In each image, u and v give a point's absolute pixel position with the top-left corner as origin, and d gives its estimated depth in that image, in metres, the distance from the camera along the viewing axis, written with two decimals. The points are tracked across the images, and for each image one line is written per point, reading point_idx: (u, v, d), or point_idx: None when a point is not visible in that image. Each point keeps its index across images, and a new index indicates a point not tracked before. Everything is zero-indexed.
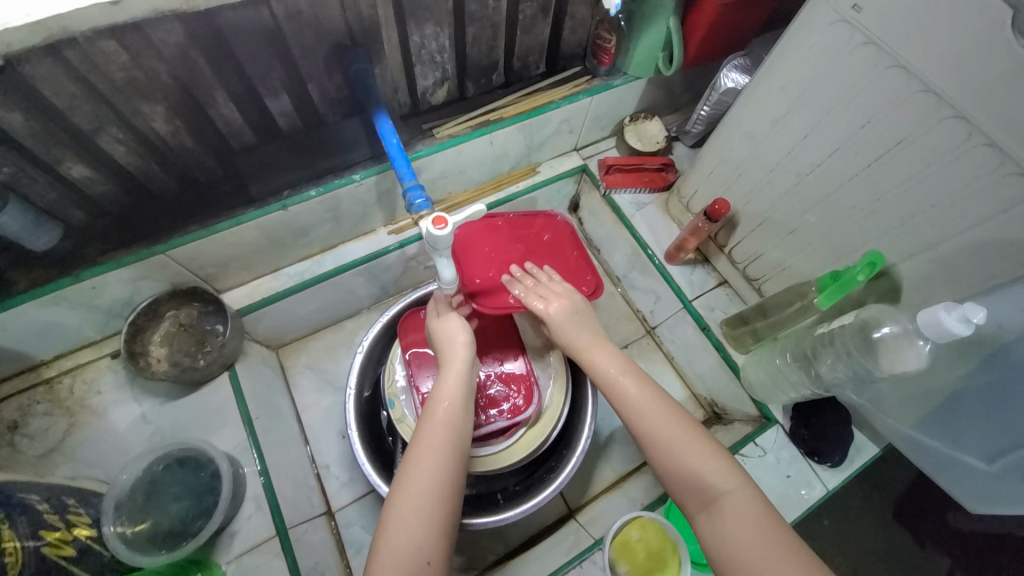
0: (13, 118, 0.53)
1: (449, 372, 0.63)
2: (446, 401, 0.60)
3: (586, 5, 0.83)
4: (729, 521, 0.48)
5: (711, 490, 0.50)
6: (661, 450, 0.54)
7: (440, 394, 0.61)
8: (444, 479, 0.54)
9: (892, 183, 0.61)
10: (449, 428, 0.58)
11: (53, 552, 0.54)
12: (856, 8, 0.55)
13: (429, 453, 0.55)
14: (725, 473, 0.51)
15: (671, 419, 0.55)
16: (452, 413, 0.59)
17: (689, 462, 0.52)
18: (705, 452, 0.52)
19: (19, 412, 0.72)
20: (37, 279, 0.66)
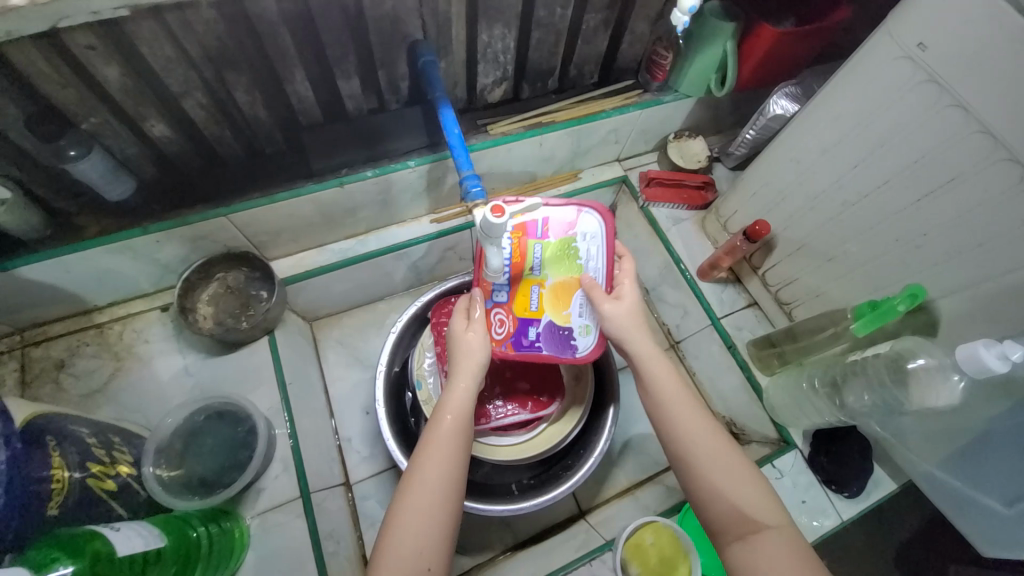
0: (111, 73, 0.57)
1: (457, 385, 0.61)
2: (453, 415, 0.58)
3: (647, 22, 0.85)
4: (767, 556, 0.49)
5: (752, 524, 0.51)
6: (698, 469, 0.54)
7: (449, 405, 0.59)
8: (449, 493, 0.54)
9: (940, 220, 0.62)
10: (457, 445, 0.56)
11: (97, 484, 0.56)
12: (921, 46, 0.56)
13: (439, 469, 0.54)
14: (763, 505, 0.52)
15: (715, 439, 0.55)
16: (459, 429, 0.58)
17: (728, 488, 0.53)
18: (747, 477, 0.53)
19: (69, 352, 0.75)
20: (106, 227, 0.70)
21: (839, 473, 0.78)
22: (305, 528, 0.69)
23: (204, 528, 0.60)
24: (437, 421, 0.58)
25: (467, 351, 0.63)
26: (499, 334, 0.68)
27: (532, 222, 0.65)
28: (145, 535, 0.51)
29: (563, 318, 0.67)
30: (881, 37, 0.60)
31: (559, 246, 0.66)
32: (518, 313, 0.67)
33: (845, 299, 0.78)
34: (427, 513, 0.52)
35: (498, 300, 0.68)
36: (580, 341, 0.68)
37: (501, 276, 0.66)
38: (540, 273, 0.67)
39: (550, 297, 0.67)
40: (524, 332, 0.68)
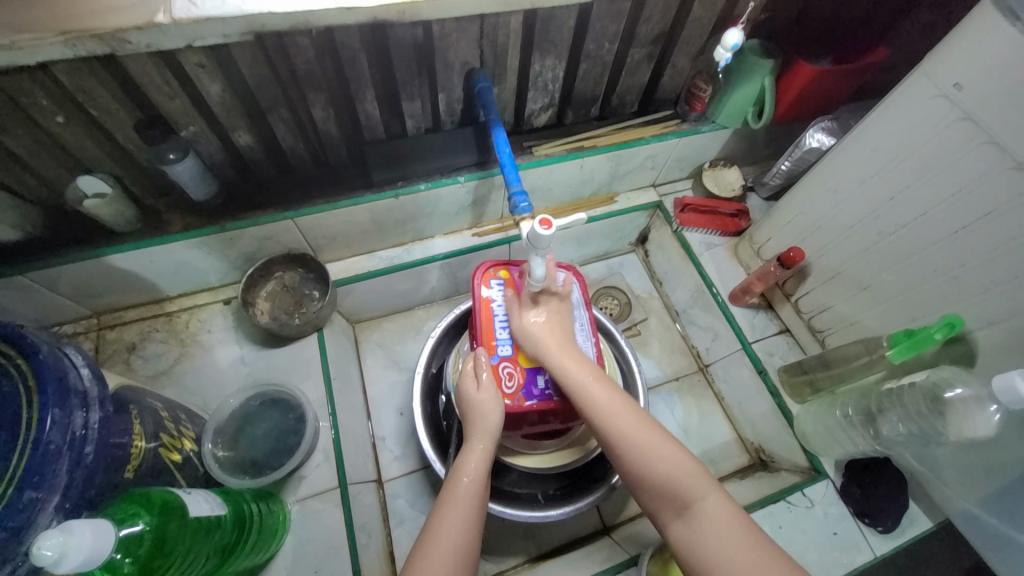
0: (213, 88, 0.65)
1: (474, 447, 0.65)
2: (469, 475, 0.62)
3: (688, 57, 0.90)
4: (706, 522, 0.52)
5: (687, 494, 0.54)
6: (627, 452, 0.58)
7: (464, 468, 0.63)
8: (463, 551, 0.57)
9: (978, 253, 0.63)
10: (470, 501, 0.60)
11: (166, 454, 0.60)
12: (956, 86, 0.59)
13: (452, 528, 0.57)
14: (694, 476, 0.55)
15: (634, 421, 0.60)
16: (477, 488, 0.61)
17: (654, 463, 0.57)
18: (665, 450, 0.57)
19: (140, 336, 0.82)
20: (188, 223, 0.77)
21: (873, 505, 0.77)
22: (342, 517, 0.72)
23: (255, 504, 0.65)
24: (455, 483, 0.62)
25: (484, 414, 0.66)
26: (509, 388, 0.71)
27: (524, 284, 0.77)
28: (210, 501, 0.56)
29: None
30: (919, 76, 0.63)
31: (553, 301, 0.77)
32: (523, 365, 0.72)
33: (881, 328, 0.79)
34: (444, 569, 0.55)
35: (503, 353, 0.73)
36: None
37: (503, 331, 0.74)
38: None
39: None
40: (532, 379, 0.71)
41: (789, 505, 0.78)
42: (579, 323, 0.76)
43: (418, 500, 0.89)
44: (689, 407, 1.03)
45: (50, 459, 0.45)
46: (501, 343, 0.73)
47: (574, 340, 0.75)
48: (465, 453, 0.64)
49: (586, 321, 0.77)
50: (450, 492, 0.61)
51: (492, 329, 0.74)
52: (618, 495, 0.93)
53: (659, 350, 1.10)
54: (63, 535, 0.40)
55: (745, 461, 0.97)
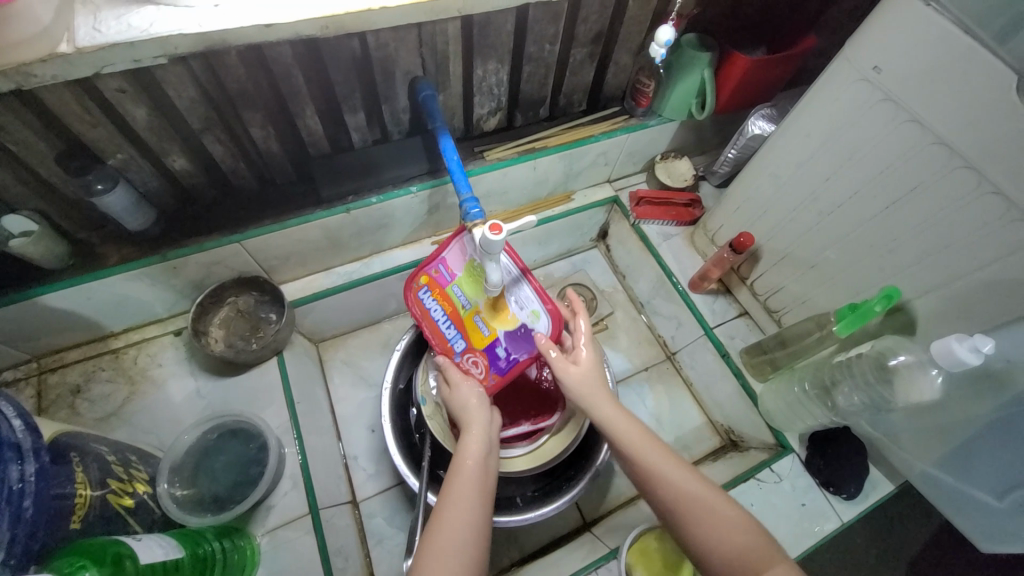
0: (138, 113, 0.62)
1: (474, 432, 0.64)
2: (474, 459, 0.61)
3: (629, 54, 0.92)
4: None
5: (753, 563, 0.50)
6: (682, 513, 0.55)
7: (468, 451, 0.61)
8: (473, 534, 0.54)
9: (909, 226, 0.67)
10: (475, 487, 0.58)
11: (115, 500, 0.57)
12: (876, 69, 0.62)
13: (459, 514, 0.55)
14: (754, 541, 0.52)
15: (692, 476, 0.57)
16: (481, 473, 0.60)
17: (722, 537, 0.52)
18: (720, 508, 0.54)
19: (84, 377, 0.78)
20: (127, 255, 0.74)
21: (835, 474, 0.80)
22: (315, 544, 0.70)
23: (218, 543, 0.62)
24: (460, 465, 0.60)
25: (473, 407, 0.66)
26: (480, 374, 0.73)
27: (444, 275, 0.75)
28: (164, 546, 0.53)
29: (515, 323, 0.72)
30: (842, 62, 0.66)
31: (467, 275, 0.73)
32: (480, 348, 0.73)
33: (830, 304, 0.82)
34: (453, 553, 0.52)
35: (461, 348, 0.74)
36: (538, 327, 0.71)
37: (448, 331, 0.75)
38: (471, 303, 0.73)
39: (490, 314, 0.72)
40: (495, 355, 0.72)
41: (759, 483, 0.80)
42: (505, 275, 0.72)
43: (396, 517, 0.87)
44: (660, 396, 1.05)
45: None
46: (452, 341, 0.74)
47: (506, 294, 0.72)
48: (466, 437, 0.63)
49: (511, 267, 0.72)
50: (454, 479, 0.59)
51: (440, 333, 0.75)
52: (597, 490, 0.94)
53: (627, 342, 1.11)
54: None
55: (716, 444, 0.99)
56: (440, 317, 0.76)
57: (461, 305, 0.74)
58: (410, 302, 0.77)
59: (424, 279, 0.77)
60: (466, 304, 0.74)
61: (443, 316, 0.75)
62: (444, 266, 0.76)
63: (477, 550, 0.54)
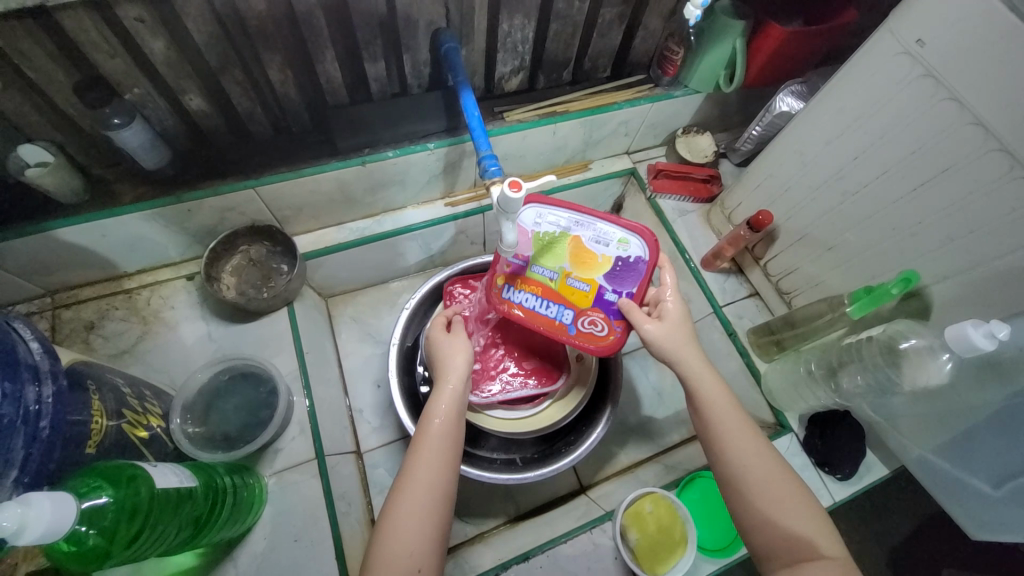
0: (157, 45, 0.61)
1: (446, 390, 0.62)
2: (443, 418, 0.59)
3: (660, 18, 0.88)
4: None
5: (803, 544, 0.51)
6: (746, 488, 0.55)
7: (439, 410, 0.60)
8: (439, 495, 0.54)
9: (935, 209, 0.65)
10: (443, 446, 0.57)
11: (130, 430, 0.59)
12: (919, 42, 0.59)
13: (427, 473, 0.55)
14: (811, 524, 0.53)
15: (767, 456, 0.56)
16: (448, 432, 0.59)
17: (781, 516, 0.53)
18: (785, 489, 0.54)
19: (98, 314, 0.79)
20: (142, 194, 0.73)
21: (832, 454, 0.80)
22: (320, 487, 0.72)
23: (229, 478, 0.64)
24: (426, 425, 0.59)
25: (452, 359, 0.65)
26: (603, 330, 0.69)
27: (517, 265, 0.70)
28: (179, 474, 0.55)
29: (608, 262, 0.68)
30: (884, 33, 0.63)
31: (539, 246, 0.69)
32: (590, 305, 0.69)
33: (843, 286, 0.82)
34: (419, 517, 0.53)
35: (570, 317, 0.70)
36: (633, 252, 0.67)
37: (549, 310, 0.70)
38: (557, 271, 0.69)
39: (579, 270, 0.69)
40: (607, 303, 0.69)
41: None
42: (570, 228, 0.68)
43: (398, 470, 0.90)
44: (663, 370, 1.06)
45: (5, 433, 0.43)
46: (558, 318, 0.70)
47: (583, 242, 0.68)
48: (437, 396, 0.62)
49: (572, 217, 0.68)
50: (421, 438, 0.58)
51: (542, 317, 0.71)
52: (595, 457, 0.96)
53: None
54: (20, 507, 0.39)
55: None
56: (534, 303, 0.70)
57: (548, 279, 0.69)
58: (496, 303, 0.72)
59: (500, 279, 0.72)
60: (554, 275, 0.69)
61: (536, 301, 0.70)
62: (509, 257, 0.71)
63: (441, 511, 0.54)
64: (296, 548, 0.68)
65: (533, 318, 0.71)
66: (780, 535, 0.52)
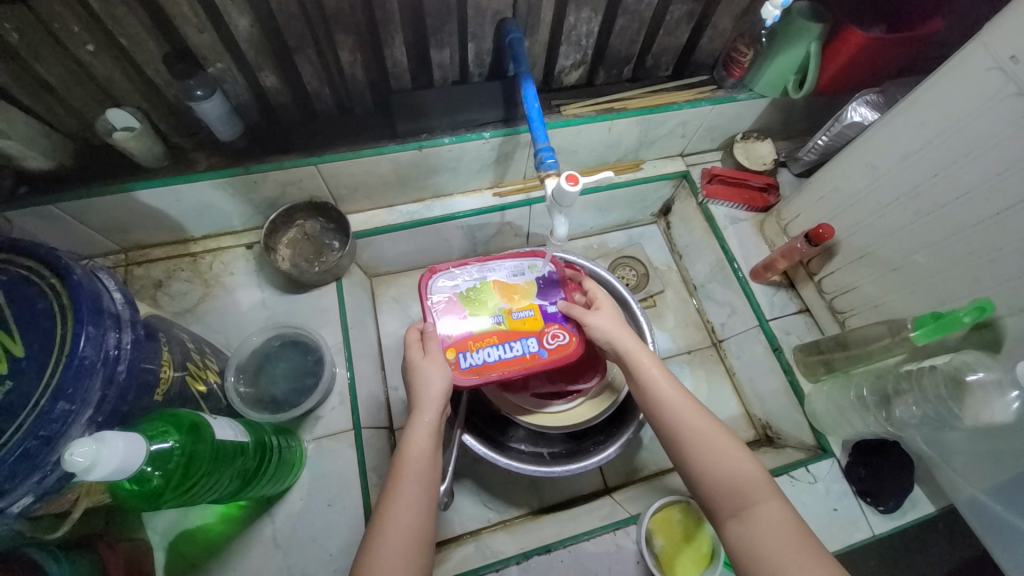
0: (241, 23, 0.64)
1: (423, 420, 0.61)
2: (417, 454, 0.58)
3: (731, 17, 0.85)
4: (762, 532, 0.49)
5: (745, 497, 0.52)
6: (686, 448, 0.56)
7: (414, 445, 0.59)
8: (420, 533, 0.53)
9: (1019, 235, 0.61)
10: (422, 482, 0.56)
11: (193, 384, 0.63)
12: (1013, 59, 0.55)
13: (408, 512, 0.54)
14: (752, 477, 0.53)
15: (701, 415, 0.58)
16: (425, 466, 0.58)
17: (720, 473, 0.54)
18: (724, 445, 0.56)
19: (165, 274, 0.85)
20: (214, 164, 0.78)
21: (876, 486, 0.77)
22: (354, 458, 0.74)
23: (275, 438, 0.68)
24: (403, 462, 0.57)
25: (429, 385, 0.64)
26: (567, 338, 0.74)
27: (460, 332, 0.73)
28: (234, 428, 0.59)
29: (531, 285, 0.78)
30: (974, 47, 0.59)
31: (467, 305, 0.76)
32: (543, 325, 0.75)
33: (906, 310, 0.77)
34: (398, 553, 0.51)
35: (536, 344, 0.73)
36: (544, 270, 0.80)
37: (514, 349, 0.73)
38: (498, 315, 0.75)
39: (513, 303, 0.77)
40: (553, 315, 0.76)
41: (792, 479, 0.79)
42: (486, 279, 0.79)
43: None
44: (699, 380, 1.03)
45: (86, 374, 0.47)
46: (526, 350, 0.73)
47: (502, 283, 0.78)
48: (409, 431, 0.60)
49: (482, 271, 0.79)
50: (398, 474, 0.57)
51: (514, 359, 0.73)
52: (622, 459, 0.95)
53: (674, 323, 1.09)
54: (95, 444, 0.42)
55: (751, 436, 0.97)
56: (497, 351, 0.73)
57: (494, 325, 0.74)
58: (463, 374, 0.71)
59: (450, 354, 0.72)
60: (498, 319, 0.75)
61: (498, 349, 0.73)
62: (448, 328, 0.73)
63: (421, 559, 0.52)
64: (328, 512, 0.71)
65: (504, 358, 0.73)
66: (721, 488, 0.53)
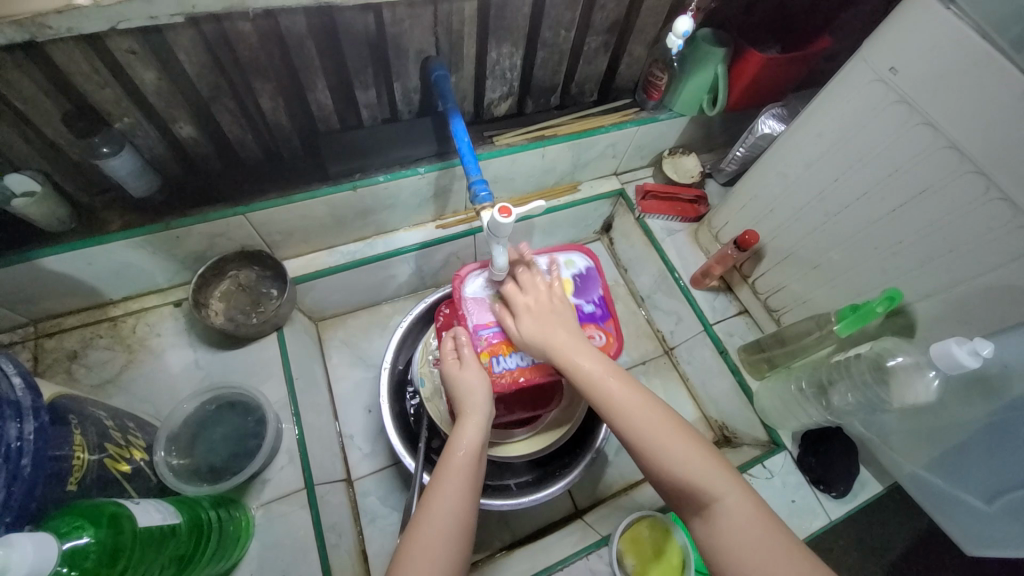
0: (149, 77, 0.61)
1: (471, 423, 0.62)
2: (465, 453, 0.59)
3: (644, 45, 0.91)
4: (728, 526, 0.49)
5: (706, 492, 0.51)
6: (646, 447, 0.54)
7: (463, 443, 0.60)
8: (458, 526, 0.54)
9: (914, 229, 0.67)
10: (468, 480, 0.57)
11: (113, 465, 0.58)
12: (892, 70, 0.62)
13: (448, 507, 0.54)
14: (711, 470, 0.52)
15: (653, 413, 0.56)
16: (469, 463, 0.59)
17: (679, 470, 0.52)
18: (679, 442, 0.54)
19: (81, 344, 0.78)
20: (129, 222, 0.73)
21: (827, 472, 0.80)
22: (309, 519, 0.70)
23: (215, 511, 0.63)
24: (449, 459, 0.59)
25: (472, 391, 0.64)
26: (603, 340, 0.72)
27: (492, 334, 0.71)
28: (162, 511, 0.54)
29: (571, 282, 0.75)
30: (857, 62, 0.66)
31: (501, 304, 0.73)
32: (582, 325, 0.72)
33: (830, 304, 0.83)
34: (436, 544, 0.52)
35: None
36: (580, 266, 0.77)
37: None
38: None
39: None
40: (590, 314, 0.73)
41: (751, 478, 0.81)
42: None
43: (390, 497, 0.88)
44: (656, 389, 1.05)
45: None
46: None
47: None
48: (462, 428, 0.62)
49: None
50: (445, 471, 0.58)
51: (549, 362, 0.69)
52: (590, 479, 0.95)
53: (626, 335, 1.12)
54: (2, 550, 0.37)
55: (710, 439, 1.00)
56: (531, 355, 0.70)
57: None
58: (498, 380, 0.68)
59: (485, 358, 0.69)
60: None
61: (530, 353, 0.70)
62: (481, 330, 0.71)
63: (459, 544, 0.53)
64: None
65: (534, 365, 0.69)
66: (681, 484, 0.52)
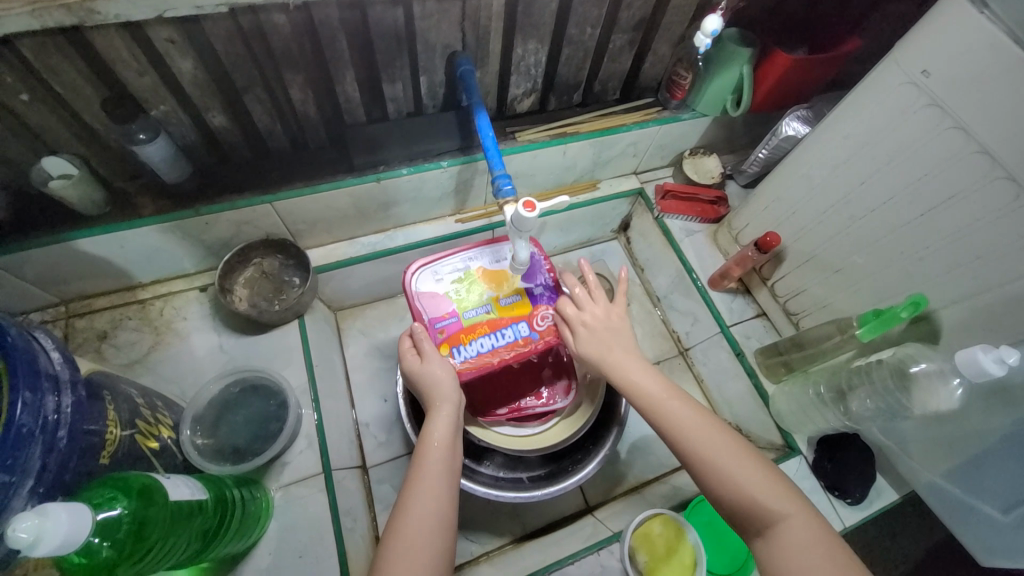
0: (185, 65, 0.63)
1: (440, 414, 0.63)
2: (437, 446, 0.60)
3: (669, 44, 0.90)
4: (792, 547, 0.49)
5: (768, 513, 0.51)
6: (704, 465, 0.54)
7: (434, 436, 0.61)
8: (440, 518, 0.55)
9: (942, 234, 0.66)
10: (440, 472, 0.58)
11: (143, 441, 0.60)
12: (924, 73, 0.61)
13: (428, 501, 0.55)
14: (774, 490, 0.52)
15: (712, 432, 0.56)
16: (444, 454, 0.60)
17: (739, 489, 0.52)
18: (739, 460, 0.54)
19: (111, 324, 0.80)
20: (161, 207, 0.75)
21: (843, 479, 0.80)
22: (326, 502, 0.71)
23: (237, 490, 0.64)
24: (424, 452, 0.60)
25: (439, 382, 0.65)
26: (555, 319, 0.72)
27: (449, 325, 0.70)
28: (190, 486, 0.55)
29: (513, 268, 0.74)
30: (888, 64, 0.65)
31: (453, 293, 0.72)
32: (531, 308, 0.72)
33: (851, 309, 0.82)
34: (419, 538, 0.53)
35: (527, 328, 0.71)
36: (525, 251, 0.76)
37: (507, 335, 0.70)
38: (486, 302, 0.72)
39: (500, 290, 0.73)
40: (538, 296, 0.73)
41: None
42: (468, 266, 0.74)
43: (403, 485, 0.89)
44: None
45: (26, 443, 0.43)
46: (518, 336, 0.70)
47: (486, 266, 0.74)
48: (431, 420, 0.63)
49: (461, 258, 0.75)
50: (419, 466, 0.59)
51: (508, 346, 0.70)
52: (601, 476, 0.95)
53: (641, 335, 1.12)
54: (37, 518, 0.39)
55: None
56: (489, 341, 0.69)
57: (484, 314, 0.71)
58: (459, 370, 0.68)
59: (445, 350, 0.68)
60: (486, 306, 0.71)
61: (490, 338, 0.70)
62: (437, 322, 0.70)
63: (443, 534, 0.54)
64: (301, 564, 0.67)
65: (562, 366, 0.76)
66: (743, 504, 0.52)
